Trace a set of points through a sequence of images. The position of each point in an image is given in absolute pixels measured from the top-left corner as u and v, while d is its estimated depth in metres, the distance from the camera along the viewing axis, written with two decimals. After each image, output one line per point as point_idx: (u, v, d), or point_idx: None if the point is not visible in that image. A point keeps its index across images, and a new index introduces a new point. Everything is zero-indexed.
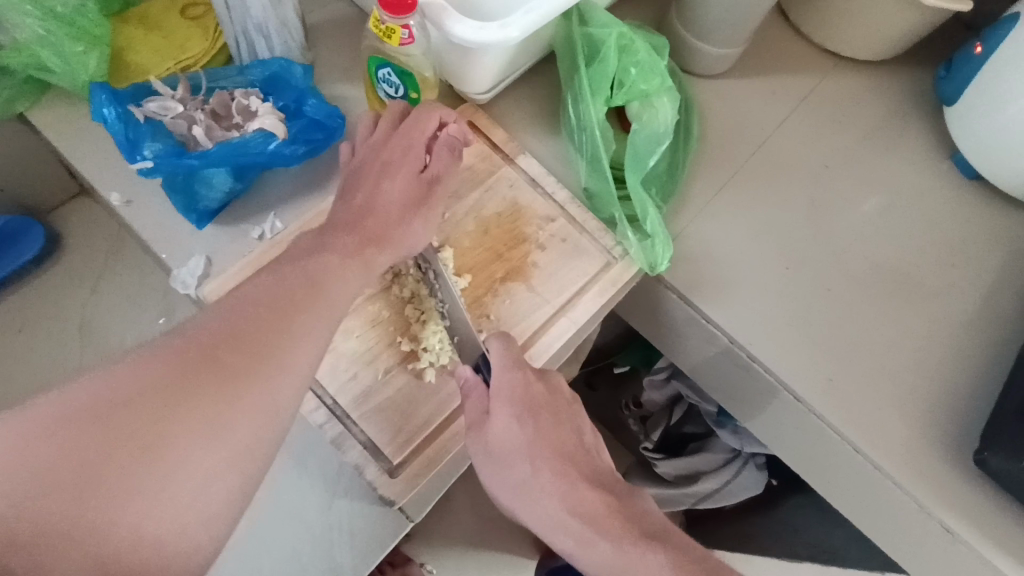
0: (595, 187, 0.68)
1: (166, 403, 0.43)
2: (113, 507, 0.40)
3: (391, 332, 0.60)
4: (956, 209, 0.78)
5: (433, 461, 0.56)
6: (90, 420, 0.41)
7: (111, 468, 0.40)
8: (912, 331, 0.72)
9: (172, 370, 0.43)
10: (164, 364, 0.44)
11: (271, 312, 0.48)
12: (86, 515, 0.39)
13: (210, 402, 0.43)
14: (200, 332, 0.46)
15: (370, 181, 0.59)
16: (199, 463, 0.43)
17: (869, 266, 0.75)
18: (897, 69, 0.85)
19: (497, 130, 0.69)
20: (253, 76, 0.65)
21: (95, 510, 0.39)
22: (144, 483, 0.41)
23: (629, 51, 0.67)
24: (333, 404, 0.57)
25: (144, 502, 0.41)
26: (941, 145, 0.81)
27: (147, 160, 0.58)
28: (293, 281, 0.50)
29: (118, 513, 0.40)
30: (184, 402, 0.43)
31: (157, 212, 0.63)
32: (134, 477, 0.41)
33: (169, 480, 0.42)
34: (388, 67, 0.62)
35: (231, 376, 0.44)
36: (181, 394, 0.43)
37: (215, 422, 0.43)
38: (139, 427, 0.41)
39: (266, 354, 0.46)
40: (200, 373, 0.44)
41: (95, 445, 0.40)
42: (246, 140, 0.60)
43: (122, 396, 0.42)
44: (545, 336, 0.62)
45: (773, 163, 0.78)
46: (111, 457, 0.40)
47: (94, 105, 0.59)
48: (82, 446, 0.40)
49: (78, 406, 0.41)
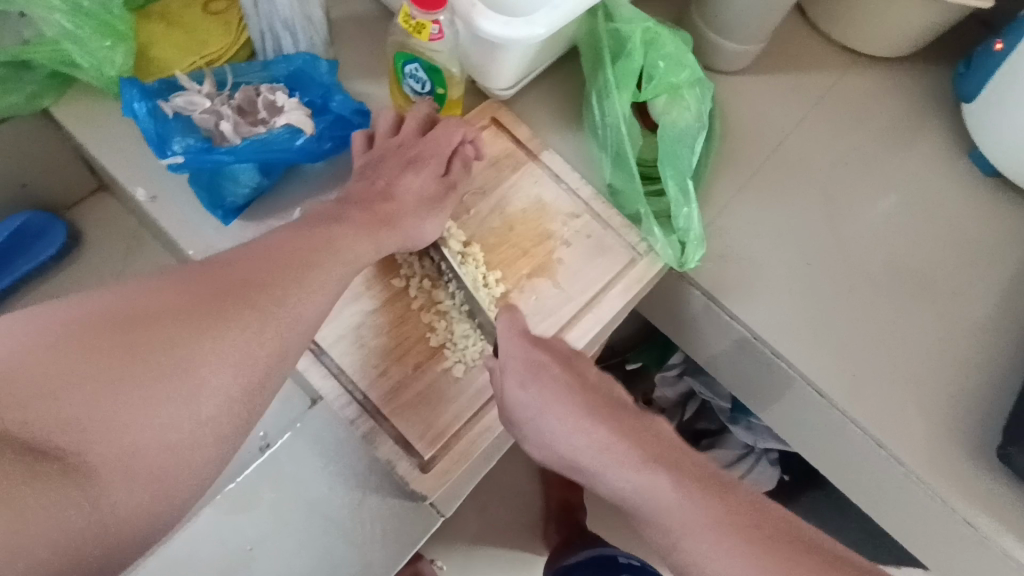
0: (619, 183, 0.69)
1: (191, 323, 0.44)
2: (136, 419, 0.41)
3: (418, 329, 0.60)
4: (975, 206, 0.78)
5: (464, 456, 0.56)
6: (121, 327, 0.42)
7: (135, 377, 0.41)
8: (934, 328, 0.72)
9: (197, 294, 0.45)
10: (192, 287, 0.45)
11: (289, 259, 0.50)
12: (110, 429, 0.40)
13: (231, 333, 0.45)
14: (225, 268, 0.48)
15: (394, 177, 0.60)
16: (217, 388, 0.44)
17: (890, 262, 0.75)
18: (915, 66, 0.85)
19: (521, 126, 0.69)
20: (278, 72, 0.65)
21: (113, 416, 0.40)
22: (164, 397, 0.42)
23: (656, 46, 0.67)
24: (364, 400, 0.57)
25: (161, 416, 0.42)
26: (959, 142, 0.81)
27: (177, 155, 0.58)
28: (310, 239, 0.52)
29: (137, 427, 0.41)
30: (208, 326, 0.44)
31: (183, 208, 0.63)
32: (157, 392, 0.42)
33: (188, 400, 0.43)
34: (415, 63, 0.62)
35: (254, 313, 0.46)
36: (200, 319, 0.44)
37: (235, 354, 0.45)
38: (160, 342, 0.43)
39: (284, 297, 0.48)
40: (224, 301, 0.45)
41: (121, 351, 0.41)
42: (273, 136, 0.61)
43: (150, 312, 0.43)
44: (574, 329, 0.63)
45: (793, 160, 0.78)
46: (136, 365, 0.42)
47: (125, 100, 0.59)
48: (110, 351, 0.41)
49: (110, 311, 0.43)
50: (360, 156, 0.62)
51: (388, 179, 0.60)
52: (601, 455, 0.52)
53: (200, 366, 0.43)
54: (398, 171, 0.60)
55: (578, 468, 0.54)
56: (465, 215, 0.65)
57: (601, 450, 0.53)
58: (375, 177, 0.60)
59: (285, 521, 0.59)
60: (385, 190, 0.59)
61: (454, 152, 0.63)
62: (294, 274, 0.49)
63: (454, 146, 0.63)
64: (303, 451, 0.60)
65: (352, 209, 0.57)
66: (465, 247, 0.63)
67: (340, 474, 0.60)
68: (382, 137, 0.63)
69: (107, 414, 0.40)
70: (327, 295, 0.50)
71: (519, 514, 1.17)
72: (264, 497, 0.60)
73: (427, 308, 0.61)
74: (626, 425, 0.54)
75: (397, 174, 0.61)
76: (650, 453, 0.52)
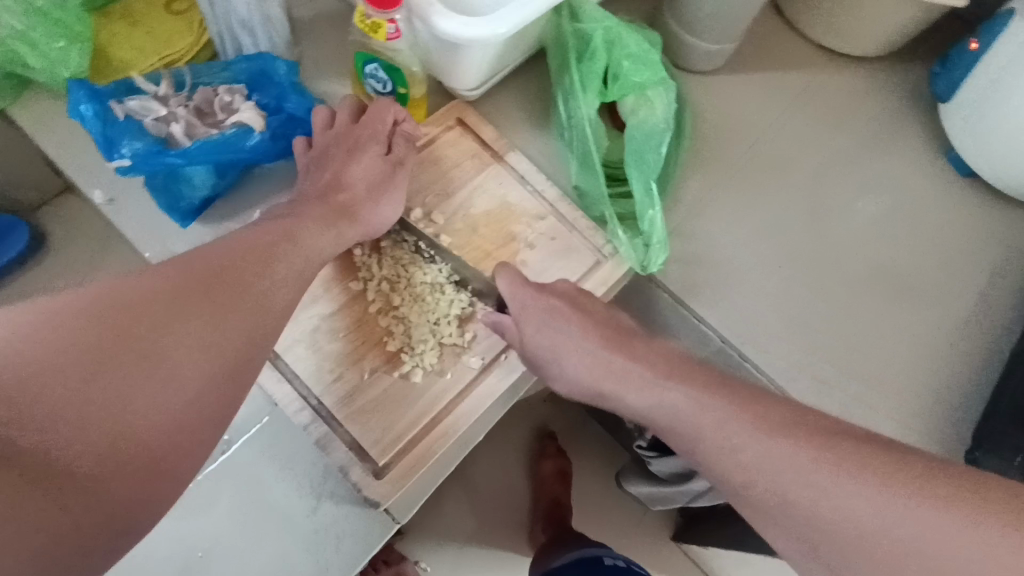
0: (586, 184, 0.68)
1: (160, 316, 0.43)
2: (113, 413, 0.40)
3: (377, 332, 0.59)
4: (950, 206, 0.78)
5: (419, 463, 0.55)
6: (95, 321, 0.41)
7: (109, 373, 0.40)
8: (906, 330, 0.72)
9: (169, 286, 0.44)
10: (160, 280, 0.45)
11: (260, 255, 0.50)
12: (87, 425, 0.39)
13: (203, 321, 0.45)
14: (197, 261, 0.47)
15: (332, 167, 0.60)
16: (188, 375, 0.43)
17: (864, 265, 0.74)
18: (892, 65, 0.84)
19: (486, 127, 0.68)
20: (238, 72, 0.64)
21: (80, 414, 0.39)
22: (140, 389, 0.41)
23: (619, 45, 0.66)
24: (318, 405, 0.56)
25: (139, 409, 0.41)
26: (936, 141, 0.81)
27: (126, 159, 0.57)
28: (270, 235, 0.52)
29: (116, 421, 0.40)
30: (181, 315, 0.44)
31: (139, 210, 0.62)
32: (129, 382, 0.41)
33: (159, 394, 0.42)
34: (375, 63, 0.62)
35: (222, 305, 0.46)
36: (176, 310, 0.44)
37: (204, 342, 0.44)
38: (138, 336, 0.42)
39: (256, 287, 0.48)
40: (194, 290, 0.45)
41: (96, 347, 0.41)
42: (225, 137, 0.59)
43: (121, 305, 0.42)
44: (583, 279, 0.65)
45: (766, 161, 0.77)
46: (107, 359, 0.41)
47: (72, 102, 0.58)
48: (79, 346, 0.40)
49: (76, 305, 0.41)
50: (303, 158, 0.62)
51: (335, 169, 0.60)
52: (625, 376, 0.55)
53: (174, 358, 0.43)
54: (342, 162, 0.60)
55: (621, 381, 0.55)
56: (431, 217, 0.64)
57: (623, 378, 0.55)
58: (325, 169, 0.61)
59: (244, 523, 0.59)
60: (333, 182, 0.60)
61: (391, 134, 0.63)
62: (262, 265, 0.49)
63: (388, 128, 0.62)
64: (260, 457, 0.60)
65: (312, 206, 0.57)
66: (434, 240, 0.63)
67: (294, 480, 0.59)
68: (319, 134, 0.62)
69: (78, 410, 0.39)
70: (287, 293, 0.50)
71: (502, 514, 1.17)
72: (221, 499, 0.60)
73: (388, 310, 0.60)
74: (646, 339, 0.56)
75: (341, 160, 0.60)
76: (675, 375, 0.53)
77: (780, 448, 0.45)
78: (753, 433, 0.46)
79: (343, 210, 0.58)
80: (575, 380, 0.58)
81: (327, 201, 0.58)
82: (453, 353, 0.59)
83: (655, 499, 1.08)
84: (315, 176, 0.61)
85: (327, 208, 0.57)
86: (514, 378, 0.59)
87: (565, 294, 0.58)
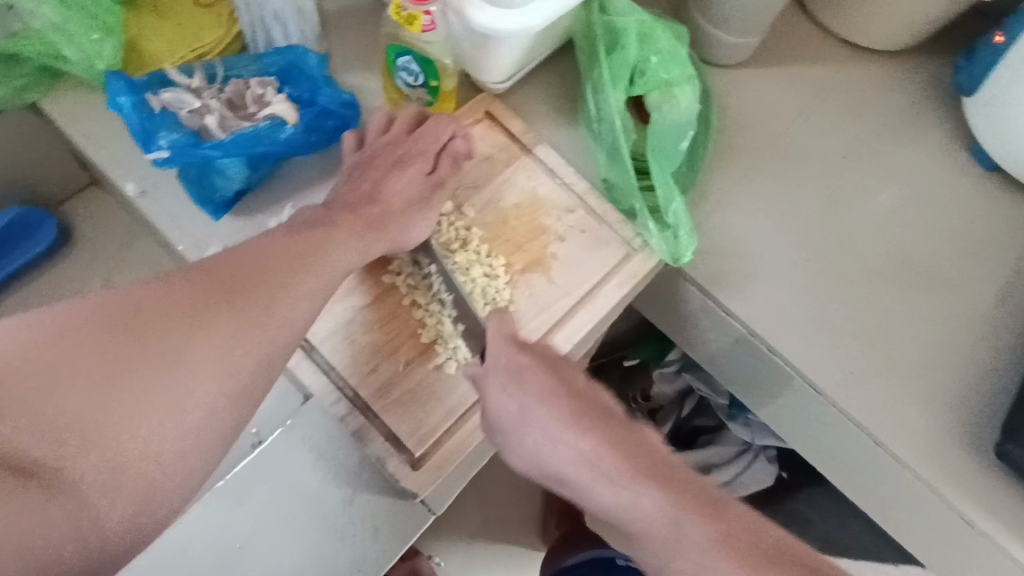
0: (614, 178, 0.68)
1: (181, 322, 0.46)
2: (134, 413, 0.44)
3: (411, 324, 0.59)
4: (975, 200, 0.77)
5: (455, 454, 0.56)
6: (118, 326, 0.45)
7: (132, 377, 0.44)
8: (932, 323, 0.72)
9: (191, 293, 0.47)
10: (180, 287, 0.47)
11: (271, 262, 0.51)
12: (113, 423, 0.43)
13: (222, 330, 0.47)
14: (212, 267, 0.49)
15: (380, 178, 0.60)
16: (206, 383, 0.46)
17: (890, 259, 0.74)
18: (916, 59, 0.84)
19: (515, 120, 0.68)
20: (269, 65, 0.64)
21: (106, 410, 0.43)
22: (159, 392, 0.45)
23: (650, 39, 0.66)
24: (354, 396, 0.57)
25: (159, 410, 0.45)
26: (960, 135, 0.81)
27: (163, 150, 0.58)
28: (292, 243, 0.52)
29: (136, 420, 0.44)
30: (201, 324, 0.46)
31: (172, 202, 0.63)
32: (149, 384, 0.44)
33: (176, 397, 0.45)
34: (408, 56, 0.62)
35: (235, 312, 0.47)
36: (192, 319, 0.46)
37: (223, 350, 0.47)
38: (159, 342, 0.45)
39: (264, 295, 0.49)
40: (217, 297, 0.48)
41: (122, 351, 0.44)
42: (259, 130, 0.60)
43: (144, 312, 0.46)
44: (560, 331, 0.62)
45: (792, 154, 0.77)
46: (131, 363, 0.44)
47: (111, 93, 0.58)
48: (105, 349, 0.44)
49: (106, 311, 0.45)
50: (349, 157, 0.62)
51: (375, 179, 0.60)
52: (595, 466, 0.52)
53: (189, 364, 0.46)
54: (384, 171, 0.60)
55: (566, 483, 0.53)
56: (461, 210, 0.64)
57: (590, 464, 0.52)
58: (365, 178, 0.60)
59: (281, 517, 0.58)
60: (372, 192, 0.59)
61: (442, 149, 0.63)
62: (275, 279, 0.50)
63: (443, 142, 0.62)
64: (295, 450, 0.58)
65: (344, 214, 0.57)
66: (467, 233, 0.63)
67: (329, 471, 0.58)
68: (373, 136, 0.63)
69: (101, 410, 0.43)
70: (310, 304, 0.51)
71: (516, 512, 1.15)
72: (255, 493, 0.58)
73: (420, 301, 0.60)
74: (612, 435, 0.54)
75: (383, 168, 0.60)
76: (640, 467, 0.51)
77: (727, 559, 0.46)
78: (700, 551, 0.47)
79: (377, 218, 0.57)
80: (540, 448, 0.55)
81: (359, 212, 0.57)
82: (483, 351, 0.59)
83: None
84: (353, 182, 0.60)
85: (358, 217, 0.57)
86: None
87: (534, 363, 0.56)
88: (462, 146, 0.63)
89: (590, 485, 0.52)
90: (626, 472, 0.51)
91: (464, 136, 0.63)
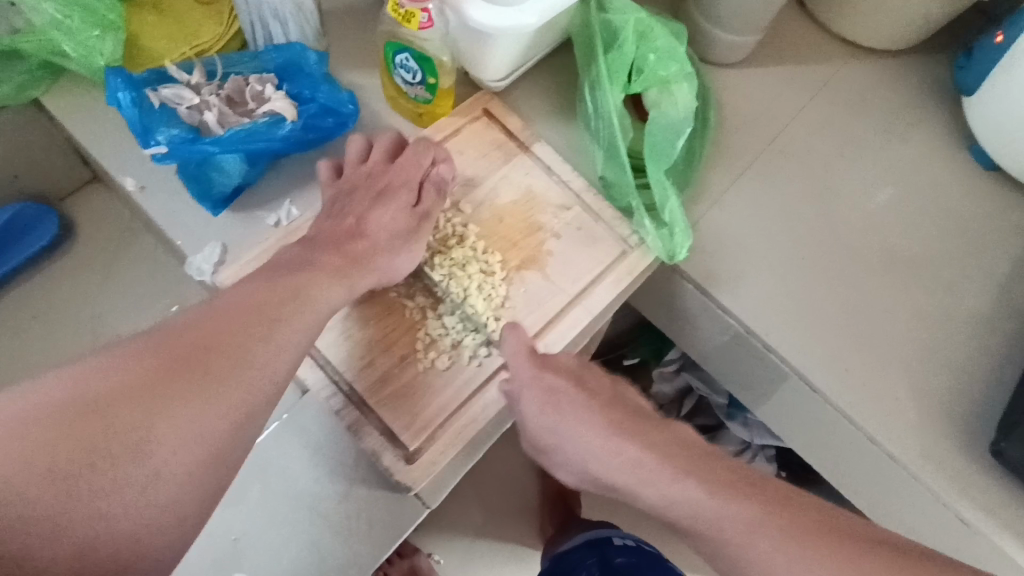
0: (611, 175, 0.68)
1: (145, 402, 0.43)
2: (108, 492, 0.41)
3: (406, 322, 0.60)
4: (974, 198, 0.77)
5: (448, 449, 0.56)
6: (82, 407, 0.42)
7: (100, 459, 0.41)
8: (930, 321, 0.72)
9: (157, 368, 0.44)
10: (148, 357, 0.45)
11: (254, 314, 0.49)
12: (85, 505, 0.41)
13: (189, 411, 0.44)
14: (184, 332, 0.47)
15: (364, 213, 0.59)
16: (178, 461, 0.43)
17: (888, 258, 0.74)
18: (915, 57, 0.84)
19: (513, 117, 0.68)
20: (268, 62, 0.65)
21: (72, 501, 0.40)
22: (131, 472, 0.42)
23: (647, 38, 0.66)
24: (349, 390, 0.57)
25: (132, 490, 0.42)
26: (959, 133, 0.80)
27: (161, 146, 0.58)
28: (280, 290, 0.51)
29: (109, 502, 0.41)
30: (173, 396, 0.44)
31: (172, 197, 0.63)
32: (119, 464, 0.42)
33: (142, 491, 0.42)
34: (405, 53, 0.62)
35: (213, 380, 0.45)
36: (165, 390, 0.44)
37: (192, 426, 0.44)
38: (129, 418, 0.43)
39: (244, 355, 0.47)
40: (183, 371, 0.45)
41: (86, 433, 0.41)
42: (257, 126, 0.60)
43: (110, 392, 0.43)
44: (550, 332, 0.61)
45: (789, 153, 0.77)
46: (89, 453, 0.41)
47: (109, 89, 0.59)
48: (61, 443, 0.41)
49: (69, 393, 0.42)
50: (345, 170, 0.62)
51: (358, 214, 0.59)
52: (639, 466, 0.52)
53: (162, 439, 0.43)
54: (366, 207, 0.59)
55: (613, 485, 0.54)
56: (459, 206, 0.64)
57: (633, 467, 0.52)
58: (348, 213, 0.59)
59: (276, 512, 0.58)
60: (355, 227, 0.59)
61: (424, 179, 0.62)
62: (252, 329, 0.48)
63: (425, 171, 0.61)
64: (289, 445, 0.58)
65: (326, 252, 0.56)
66: (462, 229, 0.63)
67: (322, 470, 0.58)
68: (350, 167, 0.62)
69: (65, 504, 0.40)
70: (287, 355, 0.49)
71: (516, 500, 1.14)
72: (251, 490, 0.58)
73: (413, 298, 0.61)
74: (658, 442, 0.53)
75: (365, 203, 0.60)
76: (682, 462, 0.51)
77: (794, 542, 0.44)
78: (772, 539, 0.44)
79: (360, 254, 0.57)
80: (582, 467, 0.55)
81: (341, 248, 0.57)
82: (476, 368, 0.59)
83: None
84: (335, 218, 0.59)
85: (341, 256, 0.56)
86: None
87: (566, 389, 0.56)
88: (446, 170, 0.62)
89: (642, 485, 0.51)
90: (667, 469, 0.51)
91: (447, 160, 0.62)
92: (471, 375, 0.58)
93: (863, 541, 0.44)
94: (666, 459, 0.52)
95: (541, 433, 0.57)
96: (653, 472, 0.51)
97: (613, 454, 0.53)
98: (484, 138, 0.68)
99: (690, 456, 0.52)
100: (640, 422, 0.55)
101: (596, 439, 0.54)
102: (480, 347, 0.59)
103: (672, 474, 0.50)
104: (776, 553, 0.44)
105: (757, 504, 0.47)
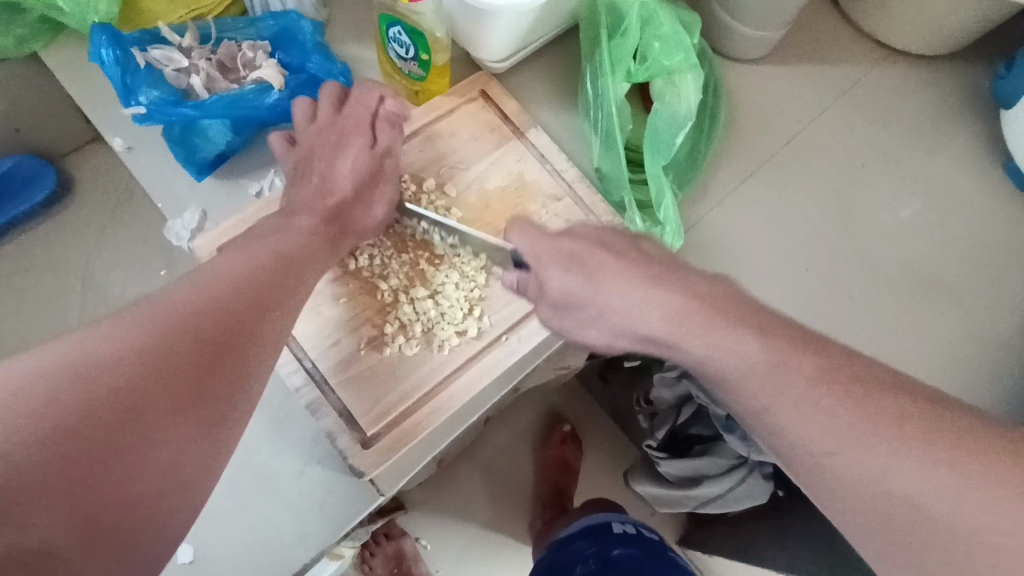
0: (606, 167, 0.65)
1: (138, 375, 0.38)
2: (106, 475, 0.36)
3: (377, 303, 0.58)
4: (1005, 219, 0.72)
5: (408, 436, 0.54)
6: (66, 383, 0.36)
7: (92, 440, 0.35)
8: (941, 347, 0.67)
9: (152, 338, 0.39)
10: (138, 327, 0.39)
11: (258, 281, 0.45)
12: (82, 489, 0.35)
13: (190, 383, 0.39)
14: (174, 301, 0.41)
15: (331, 169, 0.57)
16: (180, 436, 0.38)
17: (902, 277, 0.69)
18: (953, 65, 0.78)
19: (510, 101, 0.66)
20: (264, 30, 0.63)
21: (65, 487, 0.34)
22: (131, 450, 0.37)
23: (652, 24, 0.63)
24: (313, 368, 0.56)
25: (131, 469, 0.37)
26: (994, 149, 0.75)
27: (141, 107, 0.57)
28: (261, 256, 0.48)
29: (108, 485, 0.36)
30: (169, 368, 0.39)
31: (157, 160, 0.63)
32: (116, 443, 0.36)
33: (142, 471, 0.37)
34: (398, 26, 0.59)
35: (217, 347, 0.41)
36: (162, 361, 0.39)
37: (195, 396, 0.39)
38: (121, 394, 0.37)
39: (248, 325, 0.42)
40: (180, 339, 0.40)
41: (71, 412, 0.35)
42: (243, 93, 0.59)
43: (96, 366, 0.37)
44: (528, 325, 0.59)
45: (806, 157, 0.73)
46: (76, 435, 0.35)
47: (94, 46, 0.58)
48: (41, 425, 0.34)
49: (48, 369, 0.36)
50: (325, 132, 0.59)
51: (324, 171, 0.57)
52: (678, 320, 0.46)
53: (159, 416, 0.38)
54: (328, 162, 0.57)
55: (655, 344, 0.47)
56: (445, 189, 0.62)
57: (676, 323, 0.46)
58: (312, 173, 0.57)
59: (234, 485, 0.57)
60: (321, 185, 0.56)
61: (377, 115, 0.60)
62: (251, 296, 0.44)
63: (374, 109, 0.60)
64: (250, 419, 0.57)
65: (305, 217, 0.53)
66: (445, 212, 0.61)
67: (283, 446, 0.57)
68: (301, 123, 0.58)
69: (59, 487, 0.34)
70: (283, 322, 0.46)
71: (503, 492, 1.12)
72: None
73: (387, 279, 0.59)
74: (701, 291, 0.47)
75: (328, 156, 0.57)
76: (736, 316, 0.45)
77: (846, 409, 0.40)
78: (826, 403, 0.41)
79: (339, 223, 0.55)
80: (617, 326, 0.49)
81: (319, 214, 0.54)
82: (451, 353, 0.57)
83: (663, 502, 1.00)
84: (302, 182, 0.56)
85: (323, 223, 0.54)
86: (503, 369, 0.57)
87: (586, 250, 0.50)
88: (394, 105, 0.60)
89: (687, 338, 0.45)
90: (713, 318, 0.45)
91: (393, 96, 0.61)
92: (441, 363, 0.57)
93: (918, 400, 0.40)
94: (718, 310, 0.46)
95: (567, 301, 0.51)
96: (699, 325, 0.45)
97: (644, 326, 0.49)
98: (477, 121, 0.65)
99: (744, 309, 0.46)
100: (684, 272, 0.48)
101: (636, 291, 0.47)
102: (455, 333, 0.58)
103: (718, 328, 0.45)
104: (827, 409, 0.41)
105: (815, 365, 0.42)
